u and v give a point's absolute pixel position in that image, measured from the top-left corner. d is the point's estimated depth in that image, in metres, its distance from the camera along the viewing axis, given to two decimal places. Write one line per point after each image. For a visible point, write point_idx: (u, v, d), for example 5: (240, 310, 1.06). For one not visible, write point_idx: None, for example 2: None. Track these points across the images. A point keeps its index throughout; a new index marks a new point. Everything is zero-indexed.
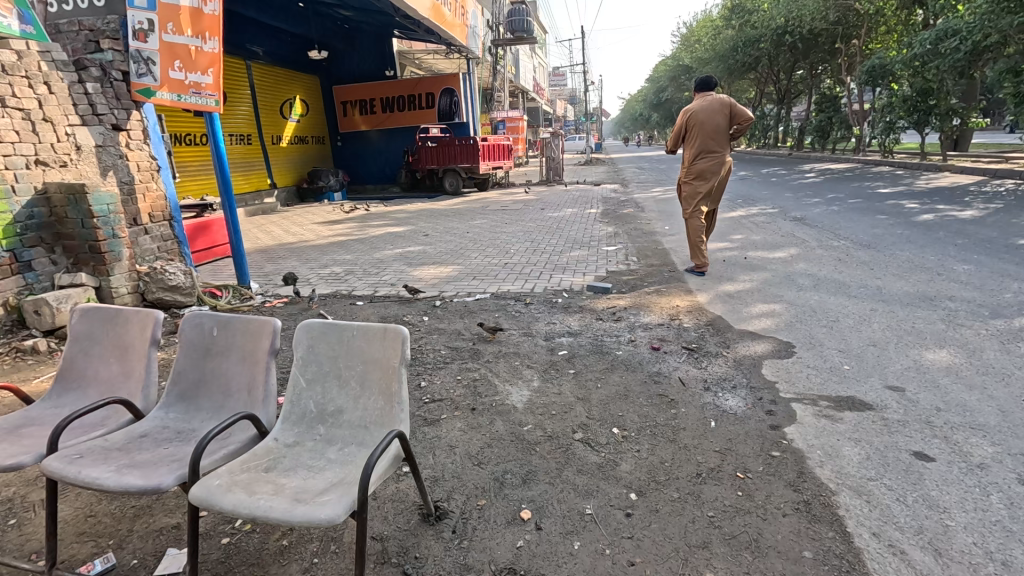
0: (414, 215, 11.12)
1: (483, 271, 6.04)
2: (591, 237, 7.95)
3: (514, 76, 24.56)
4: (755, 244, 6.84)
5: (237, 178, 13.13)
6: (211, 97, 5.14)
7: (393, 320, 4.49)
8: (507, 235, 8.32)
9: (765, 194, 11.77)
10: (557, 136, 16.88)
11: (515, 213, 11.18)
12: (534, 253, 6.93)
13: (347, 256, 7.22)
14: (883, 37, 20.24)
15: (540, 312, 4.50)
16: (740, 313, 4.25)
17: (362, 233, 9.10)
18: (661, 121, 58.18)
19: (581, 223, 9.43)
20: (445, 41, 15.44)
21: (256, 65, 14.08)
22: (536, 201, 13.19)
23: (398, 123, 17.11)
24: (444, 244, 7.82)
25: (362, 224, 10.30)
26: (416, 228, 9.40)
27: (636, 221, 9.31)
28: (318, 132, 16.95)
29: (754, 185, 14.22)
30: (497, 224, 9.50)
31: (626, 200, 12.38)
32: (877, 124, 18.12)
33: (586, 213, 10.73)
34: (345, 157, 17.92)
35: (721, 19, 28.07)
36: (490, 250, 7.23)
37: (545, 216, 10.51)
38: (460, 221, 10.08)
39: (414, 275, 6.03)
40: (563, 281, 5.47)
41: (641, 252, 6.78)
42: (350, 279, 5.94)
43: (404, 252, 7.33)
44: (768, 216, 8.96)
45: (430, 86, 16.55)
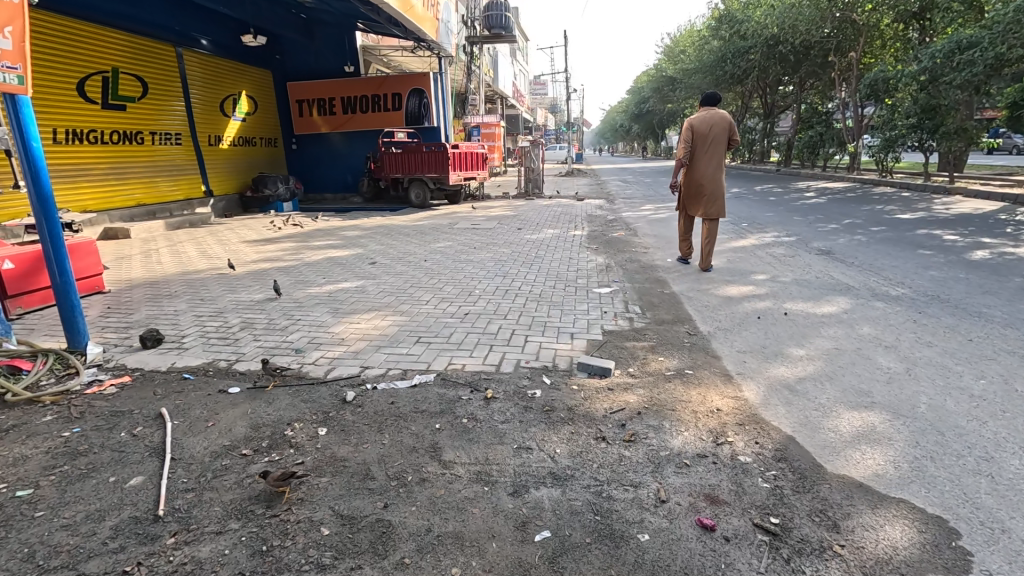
0: (368, 234, 9.42)
1: (432, 328, 4.39)
2: (578, 272, 6.36)
3: (492, 79, 23.08)
4: (788, 289, 5.34)
5: (163, 184, 11.22)
6: (12, 72, 3.36)
7: (271, 430, 2.80)
8: (473, 266, 6.68)
9: (771, 217, 10.42)
10: (538, 145, 15.41)
11: (487, 233, 9.58)
12: (505, 296, 5.32)
13: (260, 294, 5.48)
14: (879, 51, 19.42)
15: (507, 421, 2.87)
16: (821, 433, 2.68)
17: (295, 259, 7.36)
18: (642, 133, 57.62)
19: (563, 250, 7.87)
20: (414, 35, 13.80)
21: (192, 54, 12.13)
22: (512, 218, 11.61)
23: (360, 126, 15.40)
24: (393, 278, 6.15)
25: (301, 244, 8.54)
26: (364, 252, 7.70)
27: (630, 249, 7.78)
28: (268, 133, 15.06)
29: (751, 205, 12.95)
30: (464, 249, 7.87)
31: (614, 220, 10.89)
32: (875, 141, 17.13)
33: (570, 236, 9.19)
34: (300, 162, 16.08)
35: (709, 29, 27.08)
36: (450, 289, 5.60)
37: (522, 238, 8.95)
38: (419, 244, 8.39)
39: (335, 331, 4.36)
40: (542, 351, 3.86)
41: (643, 298, 5.21)
42: (242, 338, 4.22)
43: (336, 289, 5.65)
44: (785, 246, 7.55)
45: (397, 85, 14.91)
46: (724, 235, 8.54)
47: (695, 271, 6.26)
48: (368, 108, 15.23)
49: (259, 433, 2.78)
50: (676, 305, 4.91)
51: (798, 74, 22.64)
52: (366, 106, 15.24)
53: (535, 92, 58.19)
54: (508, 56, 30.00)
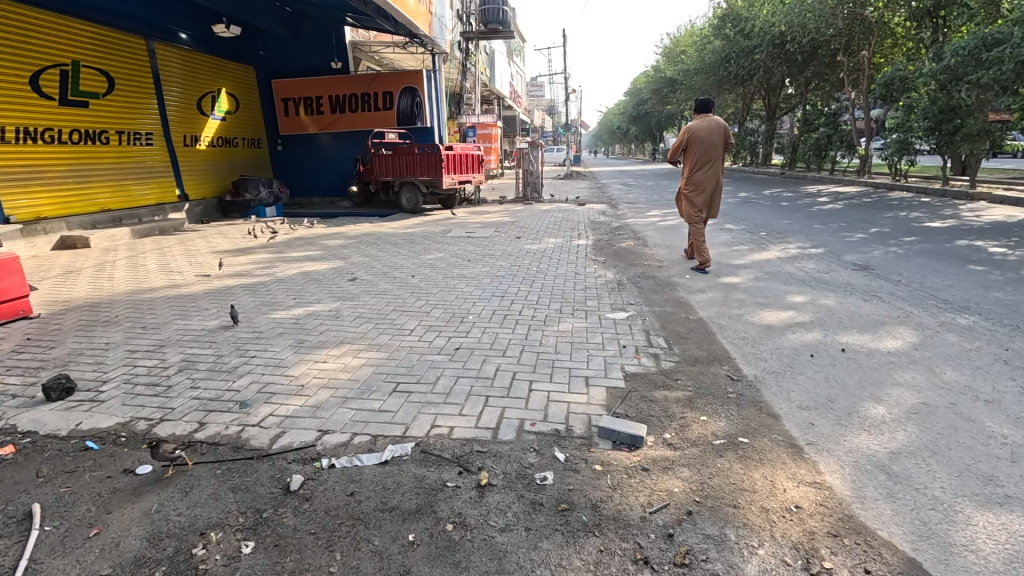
0: (353, 243, 8.61)
1: (414, 371, 3.57)
2: (587, 291, 5.55)
3: (488, 78, 22.35)
4: (836, 315, 4.55)
5: (132, 188, 10.36)
6: None
7: (174, 547, 1.98)
8: (467, 284, 5.87)
9: (789, 225, 9.67)
10: (537, 147, 14.63)
11: (483, 242, 8.79)
12: (504, 324, 4.51)
13: (214, 321, 4.65)
14: (889, 51, 18.77)
15: (510, 531, 2.05)
16: (956, 556, 1.88)
17: (267, 274, 6.54)
18: (641, 135, 56.95)
19: (567, 263, 7.09)
20: (405, 30, 13.02)
21: (166, 47, 11.29)
22: (510, 224, 10.79)
23: (350, 126, 14.60)
24: (373, 299, 5.34)
25: (276, 255, 7.72)
26: (345, 266, 6.89)
27: (642, 263, 6.97)
28: (251, 133, 14.22)
29: (764, 211, 12.20)
30: (458, 262, 7.06)
31: (620, 228, 10.09)
32: (888, 143, 16.42)
33: (574, 246, 8.40)
34: (286, 165, 15.25)
35: (711, 28, 26.39)
36: (439, 315, 4.79)
37: (521, 249, 8.16)
38: (407, 256, 7.56)
39: (295, 374, 3.54)
40: (552, 405, 3.05)
41: (666, 326, 4.42)
42: (176, 385, 3.39)
43: (305, 314, 4.83)
44: (815, 260, 6.77)
45: (389, 83, 14.12)
46: (743, 246, 7.77)
47: (721, 291, 5.47)
48: (358, 107, 14.43)
49: (156, 552, 1.96)
50: (708, 338, 4.10)
51: (804, 75, 21.94)
52: (356, 105, 14.45)
53: (532, 93, 57.56)
54: (504, 56, 29.22)
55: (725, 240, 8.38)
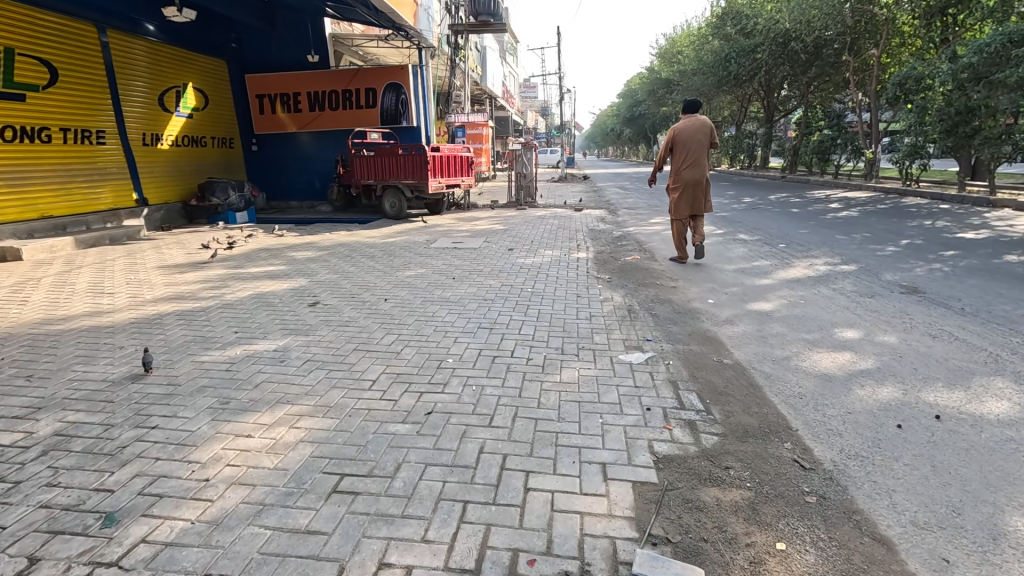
0: (324, 256, 7.65)
1: (367, 454, 2.61)
2: (593, 323, 4.62)
3: (479, 76, 21.41)
4: (905, 360, 3.65)
5: (82, 192, 9.30)
6: None
7: None
8: (449, 312, 4.91)
9: (808, 235, 8.82)
10: (530, 148, 13.73)
11: (471, 254, 7.86)
12: (493, 372, 3.55)
13: (123, 367, 3.66)
14: (897, 51, 18.11)
15: None
16: None
17: (216, 296, 5.56)
18: (635, 137, 56.29)
19: (567, 281, 6.17)
20: (388, 23, 12.05)
21: (122, 36, 10.25)
22: (502, 233, 9.86)
23: (330, 125, 13.64)
24: (332, 332, 4.39)
25: (234, 270, 6.74)
26: (308, 286, 5.93)
27: (654, 282, 6.05)
28: (222, 132, 13.18)
29: (775, 218, 11.35)
30: (441, 281, 6.11)
31: (622, 238, 9.19)
32: (899, 146, 15.70)
33: (572, 259, 7.49)
34: (262, 166, 14.23)
35: (710, 26, 25.67)
36: (410, 358, 3.83)
37: (513, 262, 7.23)
38: (383, 272, 6.61)
39: (202, 461, 2.55)
40: (556, 522, 2.11)
41: (697, 376, 3.50)
42: (26, 482, 2.38)
43: (243, 357, 3.84)
44: (851, 279, 5.90)
45: (372, 79, 13.17)
46: (763, 261, 6.91)
47: (753, 321, 4.56)
48: (339, 105, 13.47)
49: None
50: (755, 397, 3.17)
51: (807, 75, 21.28)
52: (337, 103, 13.48)
53: (525, 94, 56.71)
54: (497, 54, 28.23)
55: (742, 253, 7.50)
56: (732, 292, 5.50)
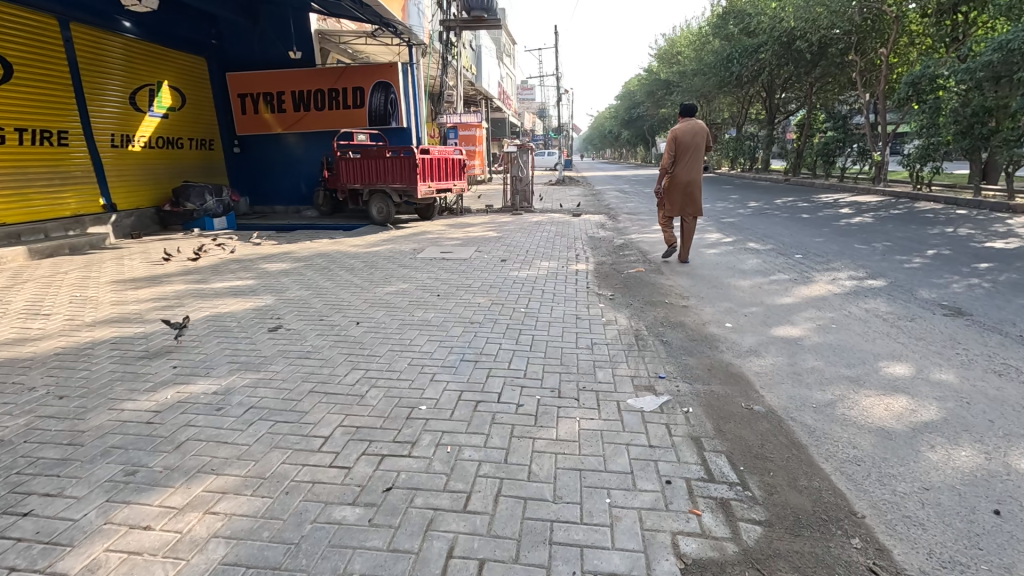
0: (299, 268, 6.99)
1: (297, 561, 1.94)
2: (597, 354, 3.97)
3: (474, 76, 20.80)
4: (976, 406, 3.01)
5: (43, 197, 8.62)
6: None
7: None
8: (430, 340, 4.27)
9: (823, 244, 8.20)
10: (524, 151, 13.10)
11: (460, 265, 7.21)
12: (474, 426, 2.90)
13: (19, 419, 2.98)
14: (906, 50, 17.57)
15: None
16: None
17: (167, 317, 4.91)
18: (634, 139, 55.75)
19: (564, 299, 5.53)
20: (376, 18, 11.42)
21: (89, 30, 9.57)
22: (496, 241, 9.22)
23: (316, 126, 12.99)
24: (288, 367, 3.73)
25: (195, 285, 6.08)
26: (273, 306, 5.27)
27: (663, 300, 5.42)
28: (201, 133, 12.50)
29: (785, 225, 10.72)
30: (425, 300, 5.46)
31: (624, 246, 8.56)
32: (910, 149, 15.10)
33: (570, 271, 6.85)
34: (244, 168, 13.56)
35: (711, 26, 25.14)
36: (377, 404, 3.17)
37: (506, 276, 6.59)
38: (361, 288, 5.96)
39: (70, 574, 1.89)
40: None
41: (724, 431, 2.86)
42: None
43: (172, 404, 3.17)
44: (882, 297, 5.26)
45: (359, 78, 12.54)
46: (780, 275, 6.28)
47: (782, 352, 3.92)
48: (324, 105, 12.83)
49: None
50: (802, 464, 2.52)
51: (812, 75, 20.73)
52: (322, 103, 12.84)
53: (523, 95, 56.15)
54: (493, 55, 27.71)
55: (757, 266, 6.87)
56: (752, 313, 4.87)
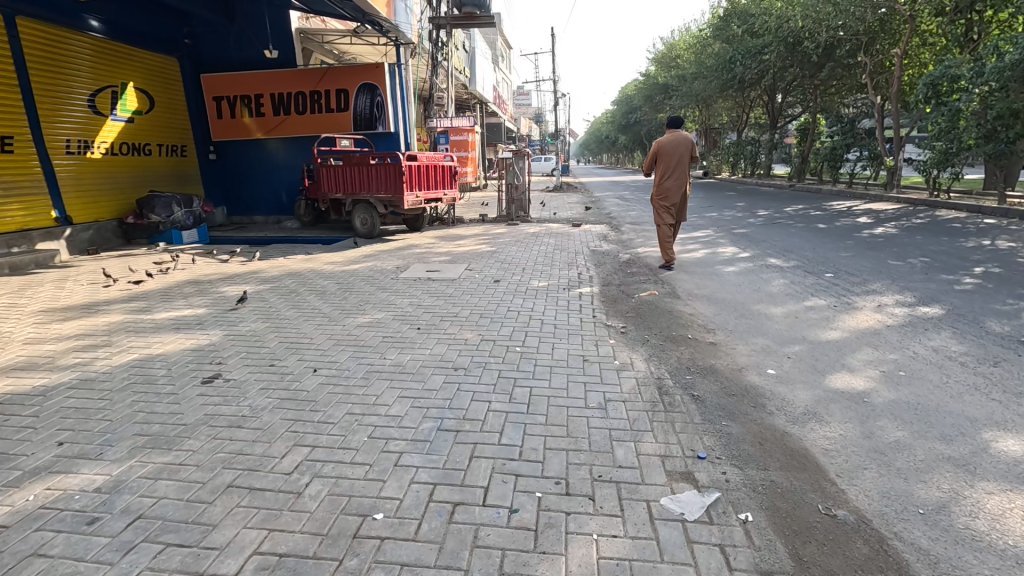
0: (263, 293, 6.11)
1: None
2: (613, 420, 3.10)
3: (467, 78, 20.05)
4: None
5: None
6: None
7: None
8: (400, 397, 3.39)
9: (852, 260, 7.39)
10: (521, 157, 12.28)
11: (447, 287, 6.35)
12: (448, 555, 2.03)
13: None
14: (919, 50, 16.91)
15: None
16: None
17: (83, 363, 4.00)
18: (630, 144, 55.13)
19: (566, 332, 4.68)
20: (360, 16, 10.58)
21: (42, 25, 8.64)
22: (489, 257, 8.37)
23: (298, 130, 12.17)
24: (212, 442, 2.85)
25: (134, 316, 5.21)
26: (218, 345, 4.40)
27: (685, 334, 4.57)
28: (173, 138, 11.60)
29: (803, 236, 9.92)
30: (401, 336, 4.59)
31: (631, 262, 7.73)
32: (927, 153, 14.36)
33: (571, 295, 6.00)
34: (221, 176, 12.70)
35: (712, 27, 24.51)
36: (315, 511, 2.28)
37: (498, 301, 5.73)
38: (328, 319, 5.09)
39: None
40: None
41: (808, 562, 1.99)
42: None
43: (28, 514, 2.27)
44: (946, 330, 4.43)
45: (342, 79, 11.71)
46: (815, 300, 5.44)
47: (852, 416, 3.05)
48: (306, 108, 12.01)
49: None
50: None
51: (818, 77, 20.07)
52: (304, 106, 12.02)
53: (519, 100, 55.51)
54: (488, 57, 27.03)
55: (785, 288, 6.04)
56: (796, 355, 4.02)
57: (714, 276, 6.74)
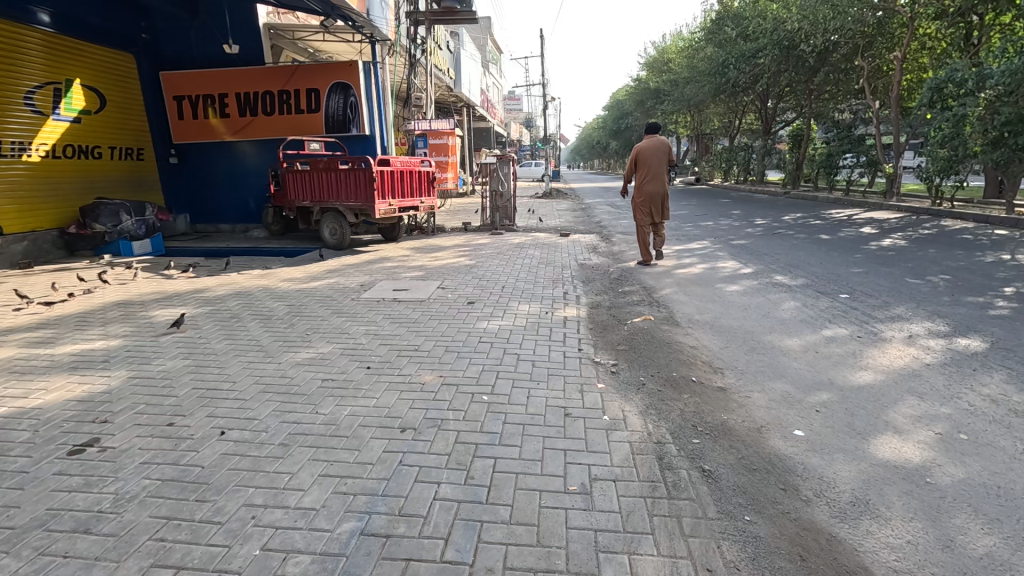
0: (197, 319, 5.26)
1: None
2: (599, 516, 2.31)
3: (452, 81, 19.32)
4: None
5: None
6: None
7: None
8: (321, 478, 2.57)
9: (865, 277, 6.70)
10: (505, 162, 11.53)
11: (414, 310, 5.55)
12: None
13: None
14: (918, 55, 16.49)
15: None
16: None
17: None
18: (621, 150, 54.65)
19: (543, 372, 3.91)
20: (331, 10, 9.75)
21: None
22: (467, 271, 7.58)
23: (267, 132, 11.37)
24: (34, 562, 2.02)
25: (29, 351, 4.35)
26: (115, 392, 3.57)
27: (688, 375, 3.81)
28: (129, 140, 10.72)
29: (806, 248, 9.23)
30: (345, 380, 3.78)
31: (623, 279, 7.00)
32: (929, 160, 13.81)
33: (554, 320, 5.24)
34: (183, 181, 11.82)
35: (704, 31, 24.01)
36: None
37: (469, 329, 4.94)
38: (262, 355, 4.26)
39: None
40: None
41: None
42: None
43: None
44: (998, 371, 3.70)
45: (313, 78, 10.92)
46: (834, 330, 4.71)
47: (918, 510, 2.28)
48: (274, 109, 11.21)
49: None
50: None
51: (813, 82, 19.55)
52: (272, 107, 11.21)
53: (509, 106, 54.87)
54: (475, 60, 26.27)
55: (797, 312, 5.30)
56: (826, 407, 3.25)
57: (714, 296, 6.02)
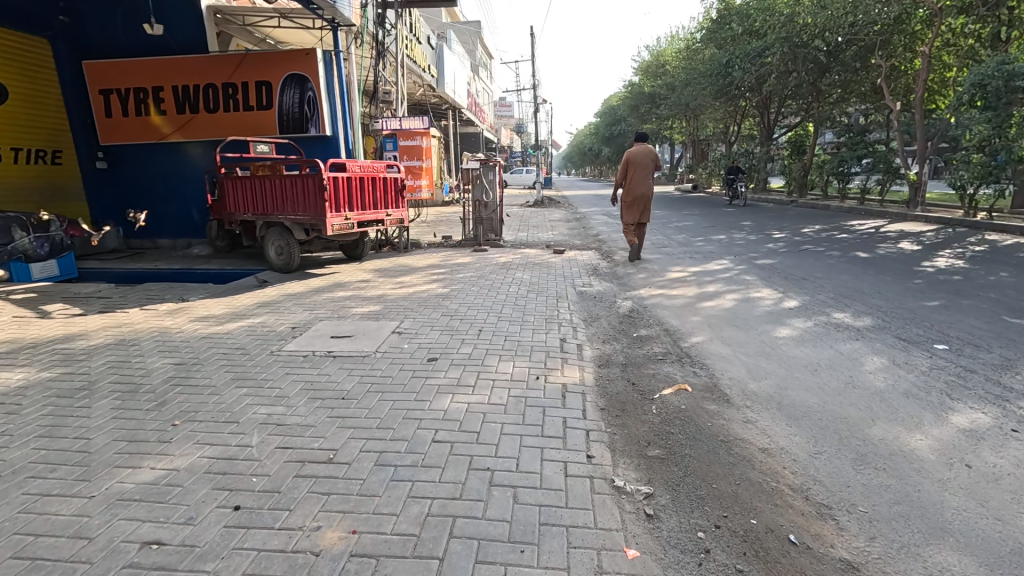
0: (25, 393, 3.59)
1: None
2: None
3: (434, 79, 17.81)
4: None
5: None
6: None
7: None
8: None
9: (950, 315, 5.17)
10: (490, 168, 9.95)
11: (348, 373, 3.90)
12: None
13: None
14: (941, 53, 15.16)
15: None
16: None
17: None
18: (615, 157, 53.29)
19: (531, 518, 2.30)
20: None
21: None
22: (436, 305, 5.95)
23: (210, 132, 9.75)
24: None
25: None
26: None
27: (779, 530, 2.21)
28: (41, 140, 9.03)
29: (850, 270, 7.70)
30: (178, 544, 2.14)
31: (635, 317, 5.42)
32: (963, 166, 12.45)
33: (545, 390, 3.63)
34: (114, 188, 10.13)
35: (704, 31, 22.68)
36: None
37: (422, 410, 3.32)
38: (74, 477, 2.61)
39: None
40: None
41: None
42: None
43: None
44: None
45: (263, 70, 9.30)
46: (968, 416, 3.13)
47: None
48: (218, 105, 9.58)
49: None
50: None
51: (822, 83, 18.22)
52: (216, 102, 9.59)
53: (500, 111, 53.28)
54: (462, 60, 24.77)
55: (891, 377, 3.74)
56: None
57: (764, 347, 4.43)
